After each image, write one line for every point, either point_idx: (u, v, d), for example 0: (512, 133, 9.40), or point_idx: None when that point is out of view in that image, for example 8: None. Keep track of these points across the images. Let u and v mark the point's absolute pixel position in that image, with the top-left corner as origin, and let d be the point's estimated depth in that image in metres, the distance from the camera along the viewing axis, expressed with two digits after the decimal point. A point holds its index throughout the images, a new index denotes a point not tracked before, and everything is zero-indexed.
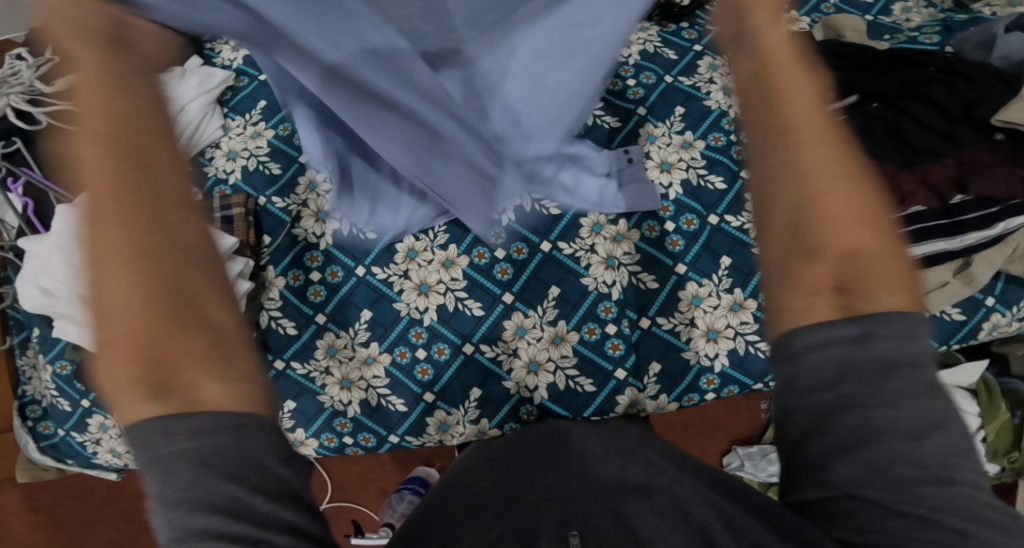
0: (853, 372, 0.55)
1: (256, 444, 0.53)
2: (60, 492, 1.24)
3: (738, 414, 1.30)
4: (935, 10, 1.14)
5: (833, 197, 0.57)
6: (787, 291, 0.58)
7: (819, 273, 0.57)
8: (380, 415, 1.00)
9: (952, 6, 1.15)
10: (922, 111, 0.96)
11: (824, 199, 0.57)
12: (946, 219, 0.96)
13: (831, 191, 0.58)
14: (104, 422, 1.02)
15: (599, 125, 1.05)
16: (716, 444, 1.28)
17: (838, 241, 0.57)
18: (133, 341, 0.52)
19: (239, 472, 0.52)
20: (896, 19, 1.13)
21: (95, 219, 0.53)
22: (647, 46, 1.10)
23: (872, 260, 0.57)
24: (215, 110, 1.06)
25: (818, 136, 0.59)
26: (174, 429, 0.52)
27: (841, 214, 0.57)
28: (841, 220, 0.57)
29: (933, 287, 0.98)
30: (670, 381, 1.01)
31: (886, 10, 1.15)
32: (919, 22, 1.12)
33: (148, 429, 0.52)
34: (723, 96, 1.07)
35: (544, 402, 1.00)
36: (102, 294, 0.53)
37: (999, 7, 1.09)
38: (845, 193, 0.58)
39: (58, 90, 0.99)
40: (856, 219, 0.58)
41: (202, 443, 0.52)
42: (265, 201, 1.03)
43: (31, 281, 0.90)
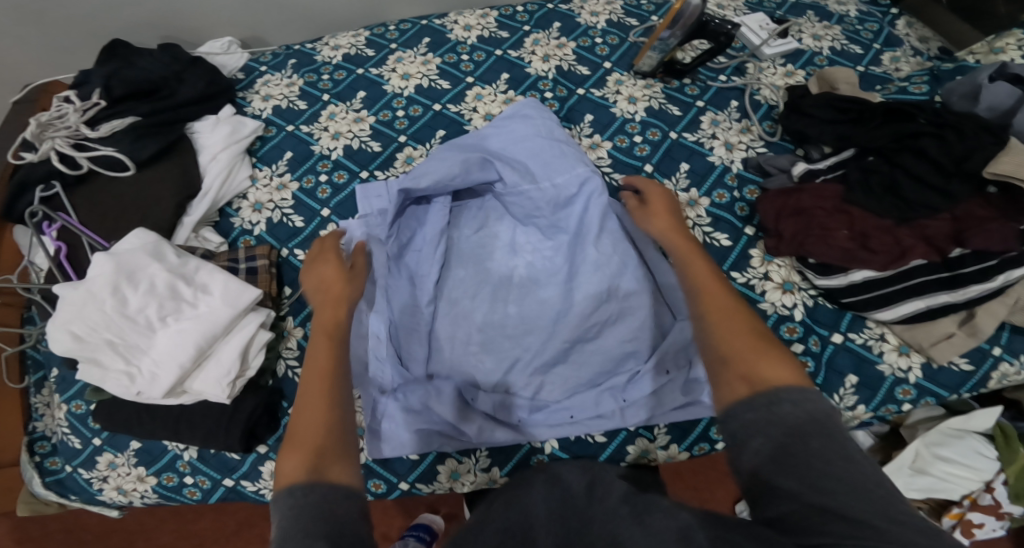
0: (769, 401, 0.67)
1: (348, 506, 0.67)
2: (53, 524, 1.23)
3: None
4: (922, 59, 1.18)
5: (724, 326, 0.76)
6: (719, 375, 0.72)
7: (721, 378, 0.72)
8: (390, 462, 1.01)
9: (938, 54, 1.19)
10: (915, 164, 0.98)
11: (725, 321, 0.76)
12: (947, 272, 0.98)
13: (724, 320, 0.76)
14: (113, 460, 1.03)
15: (664, 111, 1.13)
16: (727, 491, 1.25)
17: (727, 347, 0.74)
18: (309, 436, 0.73)
19: (330, 519, 0.65)
20: (885, 69, 1.16)
21: (314, 341, 0.83)
22: (652, 102, 1.13)
23: (759, 359, 0.71)
24: (245, 159, 1.11)
25: (705, 281, 0.81)
26: (308, 488, 0.67)
27: (736, 355, 0.73)
28: (733, 331, 0.75)
29: (939, 339, 0.98)
30: (681, 431, 1.02)
31: (876, 60, 1.18)
32: (908, 71, 1.16)
33: (282, 499, 0.67)
34: (725, 152, 1.10)
35: (555, 452, 1.02)
36: (302, 414, 0.75)
37: (982, 55, 1.10)
38: (735, 319, 0.76)
39: (102, 135, 1.05)
40: (764, 358, 0.71)
41: (313, 500, 0.67)
42: (288, 253, 1.06)
43: (62, 326, 0.92)
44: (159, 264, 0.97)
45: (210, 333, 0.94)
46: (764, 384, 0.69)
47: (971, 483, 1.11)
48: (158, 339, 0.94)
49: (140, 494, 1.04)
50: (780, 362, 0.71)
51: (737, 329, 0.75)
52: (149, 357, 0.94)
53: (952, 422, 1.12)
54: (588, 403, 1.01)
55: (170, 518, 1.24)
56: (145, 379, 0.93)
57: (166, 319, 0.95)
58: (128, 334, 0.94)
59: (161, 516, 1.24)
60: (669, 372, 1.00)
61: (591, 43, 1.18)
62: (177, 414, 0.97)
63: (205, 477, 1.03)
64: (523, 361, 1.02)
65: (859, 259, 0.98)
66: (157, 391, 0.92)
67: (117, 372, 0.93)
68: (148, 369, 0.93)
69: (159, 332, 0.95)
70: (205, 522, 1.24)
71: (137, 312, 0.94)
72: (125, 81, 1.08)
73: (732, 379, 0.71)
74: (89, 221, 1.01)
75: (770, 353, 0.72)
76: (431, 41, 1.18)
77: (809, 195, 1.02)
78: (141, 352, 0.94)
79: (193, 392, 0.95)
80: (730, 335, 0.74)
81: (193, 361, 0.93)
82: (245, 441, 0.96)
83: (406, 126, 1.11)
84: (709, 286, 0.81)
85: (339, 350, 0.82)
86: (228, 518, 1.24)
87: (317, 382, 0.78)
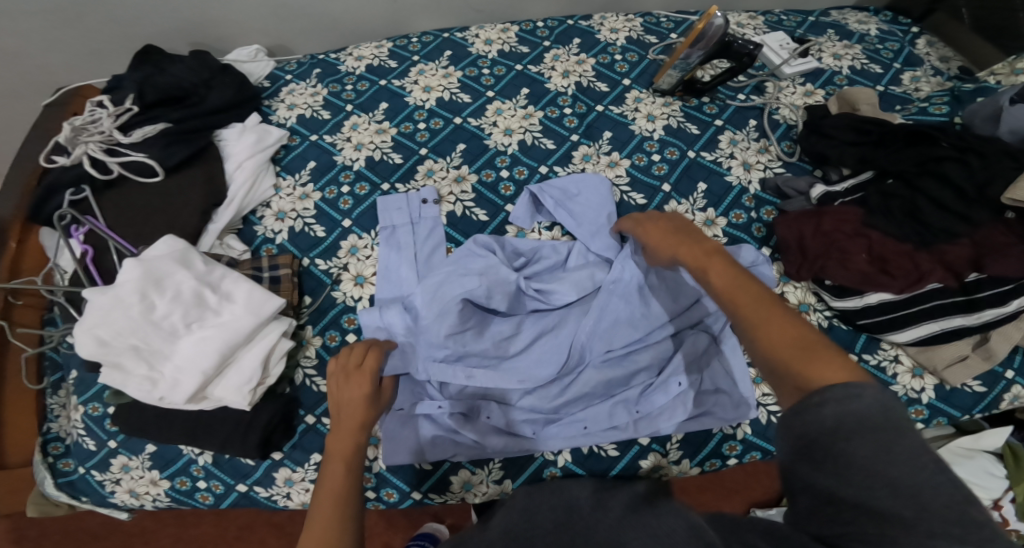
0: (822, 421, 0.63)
1: None
2: (58, 524, 1.24)
3: (756, 479, 1.18)
4: (943, 78, 1.19)
5: (774, 336, 0.72)
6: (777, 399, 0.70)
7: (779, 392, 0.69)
8: (404, 471, 1.04)
9: (958, 73, 1.20)
10: (937, 190, 1.00)
11: (769, 330, 0.72)
12: (963, 296, 1.00)
13: (773, 332, 0.72)
14: (127, 462, 1.06)
15: (683, 129, 1.11)
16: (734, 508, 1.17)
17: (780, 358, 0.70)
18: None
19: None
20: (906, 89, 1.16)
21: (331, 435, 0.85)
22: (671, 121, 1.12)
23: (814, 365, 0.68)
24: (269, 168, 1.14)
25: (741, 290, 0.77)
26: None
27: (790, 367, 0.69)
28: (780, 338, 0.71)
29: (952, 361, 1.01)
30: (693, 447, 1.04)
31: (896, 79, 1.18)
32: (929, 90, 1.16)
33: None
34: (743, 171, 1.09)
35: (568, 465, 1.04)
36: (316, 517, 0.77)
37: (1004, 76, 1.10)
38: (785, 326, 0.72)
39: (133, 140, 1.09)
40: (817, 362, 0.68)
41: None
42: (309, 263, 1.08)
43: (88, 331, 0.94)
44: (187, 271, 0.99)
45: (233, 341, 0.96)
46: (810, 388, 0.67)
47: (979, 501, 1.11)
48: (181, 346, 0.96)
49: (153, 497, 1.07)
50: (831, 361, 0.67)
51: (789, 337, 0.71)
52: (172, 363, 0.96)
53: (961, 441, 1.14)
54: (602, 415, 1.03)
55: (172, 522, 1.25)
56: (167, 385, 0.95)
57: (191, 325, 0.97)
58: (153, 340, 0.96)
59: (163, 520, 1.25)
60: (682, 385, 1.02)
61: (611, 60, 1.17)
62: (196, 418, 1.00)
63: (219, 482, 1.06)
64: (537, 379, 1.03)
65: (877, 282, 1.00)
66: (179, 396, 0.95)
67: (139, 376, 0.95)
68: (171, 376, 0.95)
69: (183, 339, 0.97)
70: (207, 526, 1.25)
71: (162, 318, 0.96)
72: (157, 87, 1.13)
73: (785, 393, 0.69)
74: (115, 226, 1.05)
75: (822, 357, 0.68)
76: (453, 55, 1.19)
77: (831, 219, 1.02)
78: (165, 357, 0.96)
79: (213, 397, 0.97)
80: (777, 348, 0.70)
81: (216, 369, 0.96)
82: (263, 448, 0.99)
83: (426, 139, 1.12)
84: (749, 303, 0.75)
85: (354, 444, 0.84)
86: (231, 523, 1.25)
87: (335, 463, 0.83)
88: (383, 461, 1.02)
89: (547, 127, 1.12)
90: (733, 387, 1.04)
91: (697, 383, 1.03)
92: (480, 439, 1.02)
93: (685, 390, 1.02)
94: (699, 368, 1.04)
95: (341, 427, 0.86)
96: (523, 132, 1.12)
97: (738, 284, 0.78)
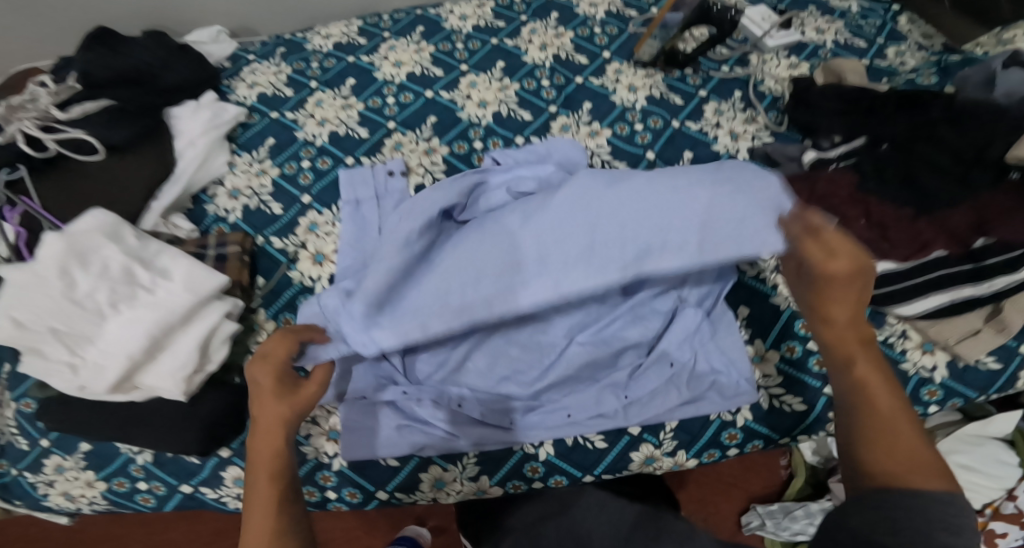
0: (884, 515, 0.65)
1: None
2: (10, 529, 1.13)
3: (755, 471, 1.11)
4: (926, 53, 1.13)
5: (883, 429, 0.70)
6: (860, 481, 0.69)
7: (863, 483, 0.69)
8: (368, 470, 0.93)
9: (941, 50, 1.14)
10: (933, 154, 0.94)
11: (879, 414, 0.71)
12: (971, 264, 0.93)
13: (885, 424, 0.70)
14: (61, 463, 0.95)
15: (665, 99, 1.06)
16: (733, 503, 1.10)
17: (886, 458, 0.69)
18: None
19: None
20: (891, 63, 1.11)
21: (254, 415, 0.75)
22: (653, 91, 1.06)
23: (913, 472, 0.67)
24: (224, 146, 1.06)
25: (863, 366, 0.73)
26: None
27: (885, 463, 0.69)
28: (895, 434, 0.70)
29: (964, 335, 0.93)
30: (689, 437, 0.95)
31: (881, 54, 1.13)
32: (914, 64, 1.11)
33: None
34: (730, 141, 1.03)
35: (550, 459, 0.94)
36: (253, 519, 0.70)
37: (991, 46, 1.07)
38: (899, 424, 0.71)
39: (72, 117, 1.01)
40: (917, 467, 0.68)
41: None
42: (263, 241, 1.00)
43: (4, 311, 0.84)
44: (116, 246, 0.90)
45: (164, 321, 0.87)
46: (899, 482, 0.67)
47: (993, 492, 1.03)
48: (109, 328, 0.86)
49: (89, 500, 0.96)
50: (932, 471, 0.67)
51: (895, 438, 0.70)
52: (96, 347, 0.85)
53: (969, 428, 1.06)
54: (588, 401, 0.93)
55: (138, 527, 1.15)
56: (88, 372, 0.85)
57: (118, 305, 0.87)
58: (78, 322, 0.85)
59: (127, 525, 1.15)
60: (673, 365, 0.93)
61: (589, 33, 1.13)
62: (126, 412, 0.89)
63: (160, 483, 0.95)
64: (513, 360, 0.93)
65: (879, 250, 0.93)
66: (101, 387, 0.84)
67: (58, 363, 0.85)
68: (94, 360, 0.85)
69: (111, 320, 0.86)
70: (175, 533, 1.15)
71: (85, 297, 0.86)
72: (111, 67, 1.06)
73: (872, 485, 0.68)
74: (49, 204, 0.96)
75: (921, 464, 0.68)
76: (425, 30, 1.14)
77: (824, 182, 0.95)
78: (89, 341, 0.86)
79: (144, 387, 0.87)
80: (878, 442, 0.70)
81: (145, 352, 0.85)
82: (202, 442, 0.88)
83: (395, 112, 1.06)
84: (867, 379, 0.73)
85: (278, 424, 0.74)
86: (203, 528, 1.15)
87: (263, 477, 0.72)
88: (343, 457, 0.91)
89: (524, 99, 1.06)
90: (733, 367, 0.94)
91: (689, 363, 0.93)
92: (451, 429, 0.91)
93: (677, 372, 0.93)
94: (695, 343, 0.94)
95: (259, 416, 0.75)
96: (498, 104, 1.06)
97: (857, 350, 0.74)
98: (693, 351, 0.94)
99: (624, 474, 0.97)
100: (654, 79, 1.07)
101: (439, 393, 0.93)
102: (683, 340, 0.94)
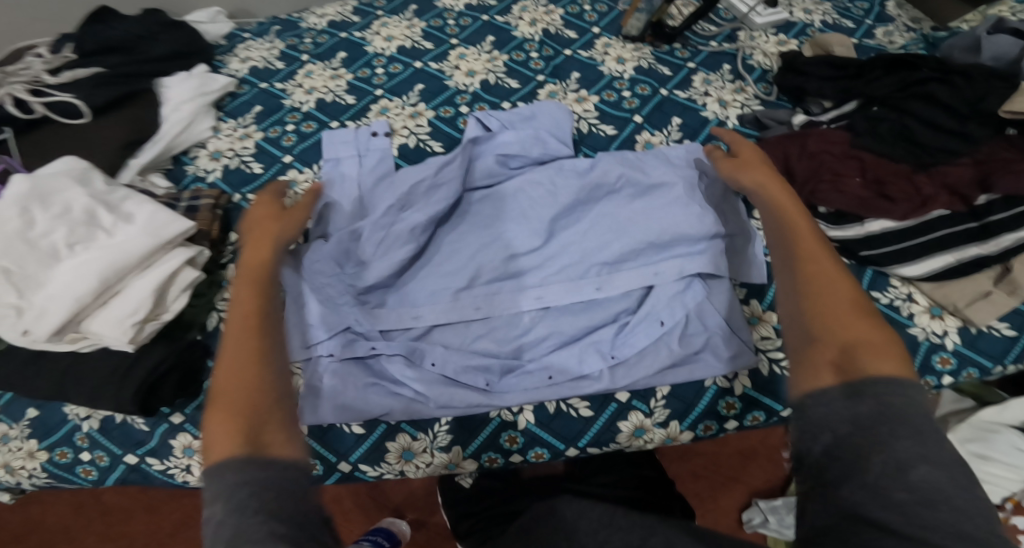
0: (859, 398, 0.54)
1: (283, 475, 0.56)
2: None
3: (756, 464, 1.12)
4: (916, 33, 1.13)
5: (825, 299, 0.61)
6: (806, 367, 0.58)
7: (809, 358, 0.58)
8: (331, 437, 0.85)
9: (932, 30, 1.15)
10: (927, 111, 0.92)
11: (820, 289, 0.62)
12: (975, 222, 0.88)
13: (825, 293, 0.61)
14: (6, 432, 0.88)
15: (654, 70, 1.05)
16: (734, 498, 1.10)
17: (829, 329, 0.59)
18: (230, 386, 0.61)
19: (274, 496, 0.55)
20: (879, 42, 1.11)
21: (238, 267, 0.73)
22: (641, 62, 1.06)
23: (861, 349, 0.57)
24: (210, 112, 1.05)
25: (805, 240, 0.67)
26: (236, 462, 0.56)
27: (832, 333, 0.59)
28: (840, 306, 0.60)
29: (974, 298, 0.86)
30: (682, 406, 0.87)
31: (869, 34, 1.13)
32: (903, 43, 1.11)
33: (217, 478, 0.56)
34: (719, 108, 1.01)
35: (530, 428, 0.86)
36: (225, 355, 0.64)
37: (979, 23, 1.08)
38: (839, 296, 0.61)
39: (62, 82, 1.00)
40: (871, 341, 0.58)
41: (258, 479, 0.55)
42: (240, 198, 0.97)
43: None
44: (82, 189, 0.87)
45: (118, 263, 0.82)
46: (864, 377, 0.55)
47: (1013, 484, 0.98)
48: (60, 270, 0.82)
49: (28, 473, 0.88)
50: (887, 352, 0.57)
51: (839, 308, 0.60)
52: (45, 291, 0.81)
53: (983, 414, 1.01)
54: (571, 361, 0.86)
55: (98, 517, 1.12)
56: (34, 315, 0.79)
57: (74, 247, 0.83)
58: (29, 263, 0.81)
59: (88, 515, 1.12)
60: (662, 324, 0.86)
61: (580, 10, 1.14)
62: (68, 365, 0.83)
63: (104, 452, 0.88)
64: (498, 314, 0.88)
65: (878, 207, 0.88)
66: (45, 330, 0.79)
67: (5, 305, 0.79)
68: (38, 305, 0.80)
69: (65, 262, 0.82)
70: (136, 524, 1.11)
71: (41, 237, 0.83)
72: (98, 39, 1.06)
73: (822, 364, 0.57)
74: (29, 160, 0.95)
75: (878, 342, 0.57)
76: (418, 9, 1.16)
77: (816, 139, 0.94)
78: (39, 286, 0.81)
79: (90, 335, 0.82)
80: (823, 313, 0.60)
81: (95, 296, 0.81)
82: (141, 401, 0.82)
83: (383, 81, 1.05)
84: (815, 267, 0.63)
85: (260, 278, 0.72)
86: (164, 520, 1.12)
87: (238, 312, 0.67)
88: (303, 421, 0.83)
89: (512, 68, 1.06)
90: (730, 327, 0.87)
91: (681, 322, 0.86)
92: (423, 389, 0.84)
93: (669, 330, 0.86)
94: (689, 303, 0.87)
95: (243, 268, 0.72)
96: (487, 73, 1.06)
97: (812, 249, 0.65)
98: (684, 312, 0.87)
99: (611, 449, 0.89)
100: (642, 51, 1.08)
101: (411, 353, 0.86)
102: (675, 299, 0.87)
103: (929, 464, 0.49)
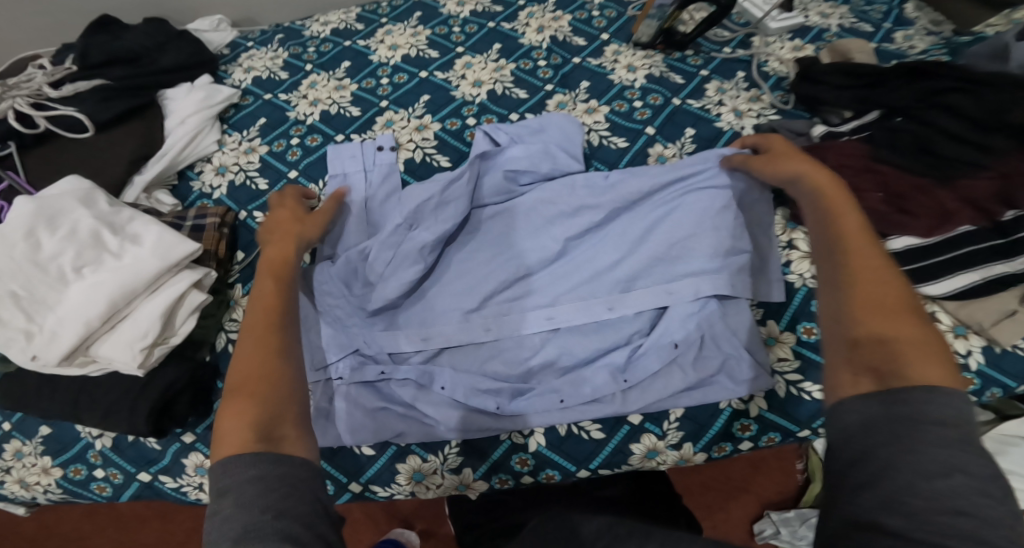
0: (888, 406, 0.54)
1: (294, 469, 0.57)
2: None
3: (770, 475, 1.11)
4: (936, 38, 1.08)
5: (867, 290, 0.60)
6: (835, 367, 0.58)
7: (842, 357, 0.58)
8: (341, 458, 0.84)
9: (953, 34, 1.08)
10: (945, 120, 0.88)
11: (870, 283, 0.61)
12: (1001, 238, 0.85)
13: (868, 284, 0.61)
14: (21, 448, 0.88)
15: (666, 79, 1.03)
16: (745, 509, 1.09)
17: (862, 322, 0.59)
18: (251, 382, 0.62)
19: (282, 492, 0.55)
20: (899, 46, 1.07)
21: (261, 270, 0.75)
22: (652, 71, 1.03)
23: (902, 349, 0.56)
24: (215, 125, 1.03)
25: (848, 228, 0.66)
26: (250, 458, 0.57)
27: (867, 323, 0.59)
28: (882, 297, 0.60)
29: (1000, 318, 0.83)
30: (696, 427, 0.85)
31: (888, 38, 1.09)
32: (925, 47, 1.06)
33: (232, 471, 0.57)
34: (733, 117, 0.98)
35: (541, 450, 0.85)
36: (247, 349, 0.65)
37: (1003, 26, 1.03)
38: (882, 284, 0.61)
39: (64, 95, 0.98)
40: (914, 339, 0.57)
41: (273, 476, 0.56)
42: (246, 215, 0.96)
43: None
44: (87, 210, 0.86)
45: (127, 286, 0.81)
46: (901, 384, 0.54)
47: None
48: (70, 293, 0.81)
49: (43, 489, 0.89)
50: (930, 356, 0.56)
51: (881, 300, 0.60)
52: (55, 314, 0.80)
53: (1006, 427, 0.99)
54: (581, 385, 0.84)
55: (110, 524, 1.13)
56: (43, 339, 0.79)
57: (82, 271, 0.82)
58: (37, 284, 0.81)
59: (100, 523, 1.13)
60: (676, 346, 0.84)
61: (588, 16, 1.11)
62: (80, 386, 0.83)
63: (117, 470, 0.88)
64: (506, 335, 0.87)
65: (900, 224, 0.86)
66: (54, 355, 0.78)
67: (14, 329, 0.79)
68: (49, 329, 0.79)
69: (74, 285, 0.82)
70: (147, 532, 1.12)
71: (49, 260, 0.82)
72: (106, 49, 1.04)
73: (858, 366, 0.57)
74: (35, 177, 0.94)
75: (924, 346, 0.56)
76: (423, 15, 1.13)
77: (834, 153, 0.91)
78: (48, 308, 0.81)
79: (100, 359, 0.81)
80: (866, 304, 0.59)
81: (103, 320, 0.80)
82: (154, 422, 0.81)
83: (388, 91, 1.03)
84: (855, 256, 0.63)
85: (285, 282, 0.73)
86: (175, 529, 1.12)
87: (261, 314, 0.68)
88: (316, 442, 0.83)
89: (520, 78, 1.03)
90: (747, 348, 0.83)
91: (695, 344, 0.84)
92: (432, 412, 0.83)
93: (682, 353, 0.84)
94: (704, 322, 0.85)
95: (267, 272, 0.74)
96: (494, 83, 1.03)
97: (854, 248, 0.64)
98: (700, 332, 0.84)
99: (624, 469, 0.87)
100: (653, 59, 1.04)
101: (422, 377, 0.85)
102: (688, 320, 0.85)
103: (953, 481, 0.49)
